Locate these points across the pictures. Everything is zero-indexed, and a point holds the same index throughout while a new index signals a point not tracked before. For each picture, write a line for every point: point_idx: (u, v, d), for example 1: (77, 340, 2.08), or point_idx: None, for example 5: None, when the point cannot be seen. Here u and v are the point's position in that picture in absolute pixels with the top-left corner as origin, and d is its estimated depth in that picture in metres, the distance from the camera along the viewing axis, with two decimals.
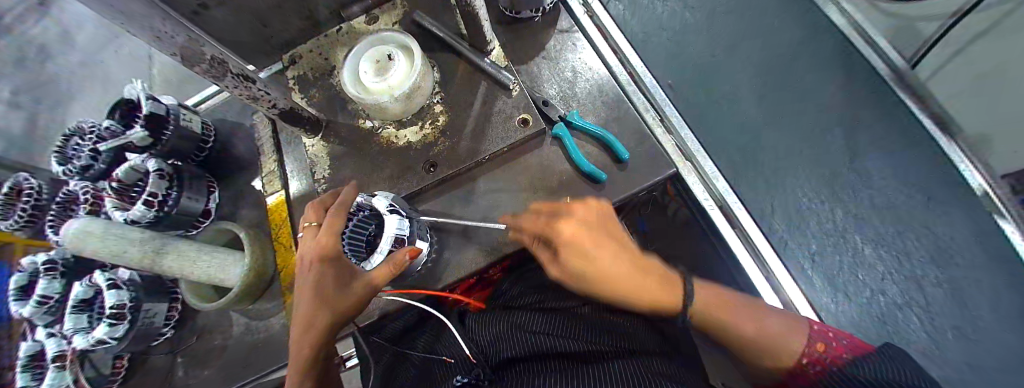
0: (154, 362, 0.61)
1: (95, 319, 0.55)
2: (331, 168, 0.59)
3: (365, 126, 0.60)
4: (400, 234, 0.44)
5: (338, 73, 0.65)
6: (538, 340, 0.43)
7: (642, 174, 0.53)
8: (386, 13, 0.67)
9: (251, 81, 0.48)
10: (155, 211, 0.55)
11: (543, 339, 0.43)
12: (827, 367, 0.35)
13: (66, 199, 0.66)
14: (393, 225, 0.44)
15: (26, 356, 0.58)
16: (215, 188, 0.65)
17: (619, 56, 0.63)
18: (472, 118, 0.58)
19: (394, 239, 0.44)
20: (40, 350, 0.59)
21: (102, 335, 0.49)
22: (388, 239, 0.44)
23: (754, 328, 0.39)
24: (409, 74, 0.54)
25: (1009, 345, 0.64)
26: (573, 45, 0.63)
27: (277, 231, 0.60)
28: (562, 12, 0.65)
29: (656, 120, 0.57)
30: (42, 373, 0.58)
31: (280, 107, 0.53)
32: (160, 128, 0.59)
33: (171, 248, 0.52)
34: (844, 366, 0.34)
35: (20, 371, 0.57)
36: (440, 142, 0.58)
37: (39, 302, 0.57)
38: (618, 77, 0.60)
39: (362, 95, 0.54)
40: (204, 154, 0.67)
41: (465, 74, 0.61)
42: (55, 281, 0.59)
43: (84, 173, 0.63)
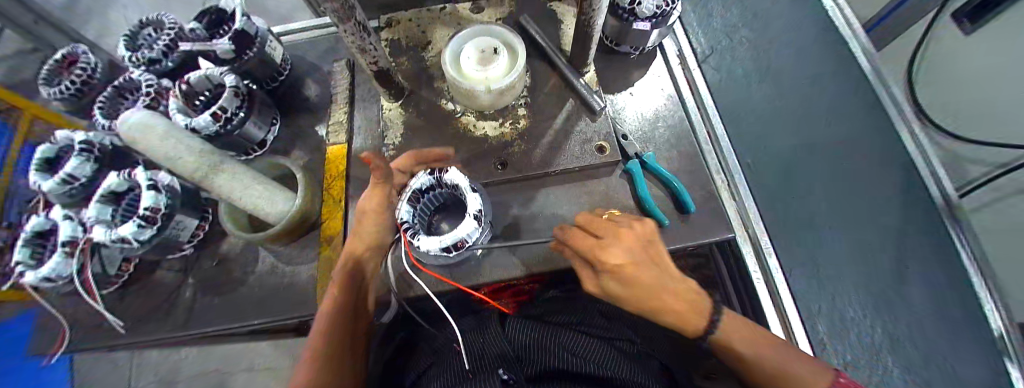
0: (160, 277, 0.58)
1: (120, 215, 0.52)
2: (403, 137, 0.59)
3: (447, 107, 0.61)
4: (465, 239, 0.42)
5: (432, 49, 0.65)
6: (573, 360, 0.40)
7: (702, 231, 0.54)
8: (492, 7, 0.69)
9: (366, 33, 0.48)
10: (218, 126, 0.53)
11: (581, 362, 0.40)
12: None
13: (122, 86, 0.64)
14: (465, 230, 0.42)
15: (34, 230, 0.53)
16: (277, 121, 0.64)
17: (701, 113, 0.65)
18: (553, 130, 0.59)
19: (458, 241, 0.42)
20: (50, 229, 0.55)
21: (127, 234, 0.47)
22: (452, 236, 0.42)
23: (778, 362, 0.39)
24: (509, 72, 0.56)
25: None
26: (661, 90, 0.65)
27: (330, 181, 0.60)
28: (657, 57, 0.67)
29: (725, 184, 0.59)
30: (43, 256, 0.53)
31: (378, 66, 0.53)
32: (246, 47, 0.59)
33: (231, 174, 0.51)
34: None
35: (21, 244, 0.52)
36: (515, 144, 0.58)
37: (64, 180, 0.54)
38: (697, 133, 0.62)
39: (459, 78, 0.55)
40: (274, 85, 0.66)
41: (554, 86, 0.62)
42: (87, 163, 0.55)
43: (152, 66, 0.62)
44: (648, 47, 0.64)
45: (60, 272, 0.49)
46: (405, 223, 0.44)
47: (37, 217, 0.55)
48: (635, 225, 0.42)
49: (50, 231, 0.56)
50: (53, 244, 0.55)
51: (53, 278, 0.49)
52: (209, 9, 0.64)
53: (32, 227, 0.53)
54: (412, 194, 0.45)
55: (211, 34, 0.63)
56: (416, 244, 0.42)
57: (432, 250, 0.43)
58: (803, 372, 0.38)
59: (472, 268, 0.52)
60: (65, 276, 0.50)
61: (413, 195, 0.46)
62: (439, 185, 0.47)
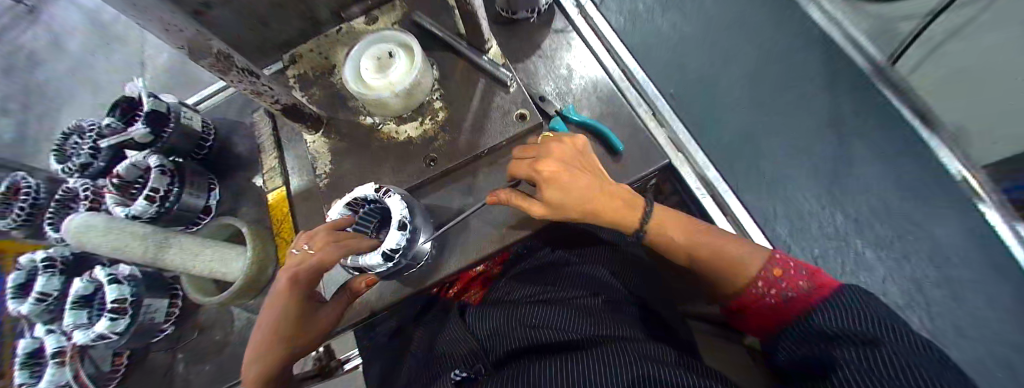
0: (154, 360, 0.60)
1: (96, 314, 0.54)
2: (333, 162, 0.60)
3: (366, 122, 0.61)
4: (397, 246, 0.44)
5: (338, 71, 0.66)
6: (532, 332, 0.43)
7: (634, 166, 0.55)
8: (387, 13, 0.69)
9: (255, 76, 0.49)
10: (156, 207, 0.55)
11: (542, 331, 0.43)
12: (766, 284, 0.41)
13: (65, 197, 0.65)
14: (393, 239, 0.43)
15: (26, 353, 0.56)
16: (215, 184, 0.65)
17: (612, 55, 0.66)
18: (471, 113, 0.59)
19: (390, 253, 0.43)
20: (40, 347, 0.58)
21: (102, 329, 0.49)
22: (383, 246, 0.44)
23: (711, 249, 0.46)
24: (409, 72, 0.56)
25: (974, 321, 0.70)
26: (567, 44, 0.65)
27: (278, 226, 0.61)
28: (557, 12, 0.67)
29: (649, 114, 0.59)
30: (40, 371, 0.57)
31: (283, 103, 0.54)
32: (163, 123, 0.60)
33: (178, 245, 0.53)
34: (779, 289, 0.40)
35: (19, 369, 0.55)
36: (439, 137, 0.59)
37: (38, 299, 0.56)
38: (611, 74, 0.62)
39: (363, 91, 0.56)
40: (204, 152, 0.67)
41: (463, 71, 0.62)
42: (54, 277, 0.58)
43: (84, 170, 0.64)
44: (542, 6, 0.63)
45: (56, 381, 0.52)
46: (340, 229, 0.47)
47: (25, 339, 0.57)
48: (526, 158, 0.47)
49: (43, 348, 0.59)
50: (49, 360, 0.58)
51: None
52: (119, 101, 0.65)
53: (23, 351, 0.56)
54: (355, 200, 0.48)
55: (129, 123, 0.64)
56: (361, 264, 0.44)
57: (372, 266, 0.45)
58: (745, 254, 0.44)
59: (430, 265, 0.55)
60: (62, 384, 0.53)
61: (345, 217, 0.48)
62: (358, 207, 0.49)
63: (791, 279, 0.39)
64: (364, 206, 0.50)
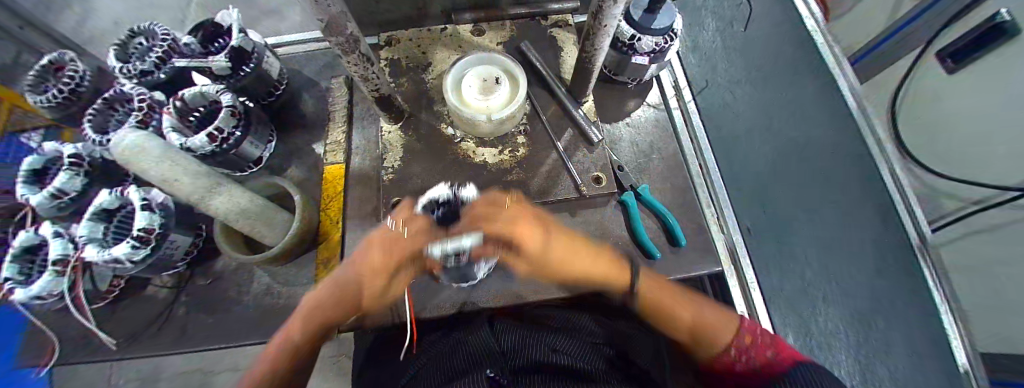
0: (149, 295, 0.57)
1: (111, 231, 0.49)
2: (402, 160, 0.59)
3: (447, 133, 0.61)
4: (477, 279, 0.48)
5: (433, 70, 0.66)
6: (557, 356, 0.39)
7: (691, 263, 0.57)
8: (495, 29, 0.69)
9: (370, 63, 0.47)
10: (213, 147, 0.51)
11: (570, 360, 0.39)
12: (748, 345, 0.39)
13: (114, 98, 0.59)
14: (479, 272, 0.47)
15: (22, 246, 0.50)
16: (274, 138, 0.63)
17: (694, 144, 0.67)
18: (552, 159, 0.60)
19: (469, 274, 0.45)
20: (39, 244, 0.52)
21: (121, 254, 0.44)
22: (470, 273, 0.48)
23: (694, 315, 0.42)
24: (510, 102, 0.56)
25: None
26: (656, 121, 0.67)
27: (328, 201, 0.60)
28: (652, 88, 0.69)
29: (714, 216, 0.61)
30: (32, 271, 0.50)
31: (381, 92, 0.53)
32: (243, 61, 0.57)
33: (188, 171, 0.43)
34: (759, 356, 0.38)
35: (9, 261, 0.49)
36: (513, 172, 0.59)
37: (53, 194, 0.52)
38: (689, 166, 0.64)
39: (461, 106, 0.55)
40: (271, 100, 0.65)
41: (554, 114, 0.63)
42: (77, 177, 0.53)
43: (142, 77, 0.59)
44: (645, 78, 0.65)
45: (49, 291, 0.46)
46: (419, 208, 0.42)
47: (25, 231, 0.51)
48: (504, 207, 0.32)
49: (41, 245, 0.52)
50: (43, 259, 0.52)
51: (41, 296, 0.47)
52: (204, 22, 0.61)
53: (20, 243, 0.50)
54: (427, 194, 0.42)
55: (206, 47, 0.60)
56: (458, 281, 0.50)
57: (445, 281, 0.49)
58: (717, 317, 0.42)
59: (468, 293, 0.55)
60: (55, 294, 0.48)
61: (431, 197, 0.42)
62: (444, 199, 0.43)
63: (759, 350, 0.39)
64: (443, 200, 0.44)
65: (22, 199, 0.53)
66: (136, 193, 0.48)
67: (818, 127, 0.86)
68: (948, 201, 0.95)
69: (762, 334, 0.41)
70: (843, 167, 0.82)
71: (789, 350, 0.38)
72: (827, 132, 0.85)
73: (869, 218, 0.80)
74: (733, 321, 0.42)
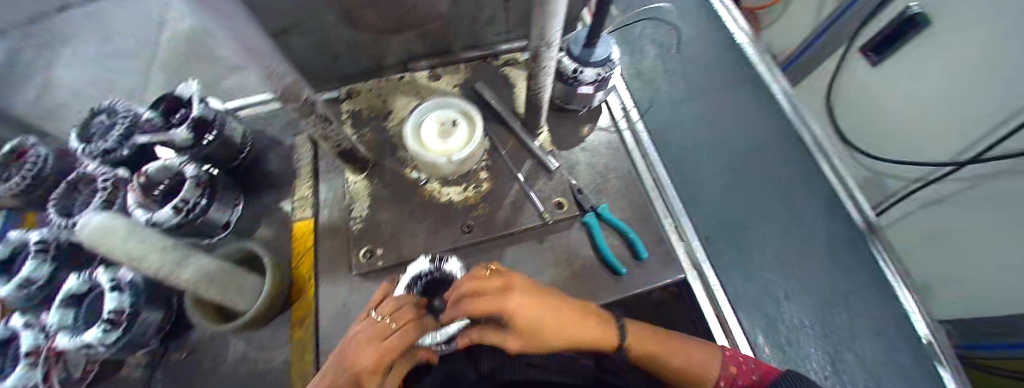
0: (130, 375, 0.57)
1: (82, 316, 0.50)
2: (370, 208, 0.61)
3: (411, 176, 0.64)
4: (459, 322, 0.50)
5: (393, 118, 0.69)
6: None
7: (656, 274, 0.59)
8: (450, 74, 0.73)
9: (328, 123, 0.50)
10: (180, 218, 0.52)
11: None
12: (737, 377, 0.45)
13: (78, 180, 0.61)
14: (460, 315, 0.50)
15: None
16: (241, 200, 0.64)
17: (647, 160, 0.71)
18: (515, 190, 0.63)
19: (450, 336, 0.43)
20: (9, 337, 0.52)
21: (93, 340, 0.45)
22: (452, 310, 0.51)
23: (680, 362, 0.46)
24: (467, 143, 0.60)
25: None
26: (609, 143, 0.71)
27: (300, 257, 0.61)
28: (602, 112, 0.74)
29: (672, 227, 0.65)
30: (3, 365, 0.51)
31: (343, 147, 0.56)
32: (205, 131, 0.59)
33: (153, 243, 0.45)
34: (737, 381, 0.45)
35: None
36: (479, 207, 0.62)
37: (21, 284, 0.52)
38: (644, 182, 0.68)
39: (420, 151, 0.58)
40: (236, 162, 0.66)
41: (513, 147, 0.67)
42: (44, 264, 0.54)
43: (106, 156, 0.59)
44: (594, 104, 0.70)
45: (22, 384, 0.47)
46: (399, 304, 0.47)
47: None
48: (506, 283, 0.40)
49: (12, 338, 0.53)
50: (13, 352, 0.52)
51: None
52: (165, 96, 0.64)
53: None
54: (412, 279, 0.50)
55: (167, 119, 0.61)
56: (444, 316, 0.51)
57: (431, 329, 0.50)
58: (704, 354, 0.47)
59: None
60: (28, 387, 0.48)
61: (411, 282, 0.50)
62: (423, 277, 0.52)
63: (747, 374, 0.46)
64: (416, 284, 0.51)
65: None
66: (105, 272, 0.49)
67: (763, 129, 0.92)
68: (891, 182, 1.02)
69: (744, 361, 0.48)
70: (789, 164, 0.88)
71: (767, 371, 0.46)
72: (772, 133, 0.91)
73: (821, 209, 0.85)
74: (716, 353, 0.48)
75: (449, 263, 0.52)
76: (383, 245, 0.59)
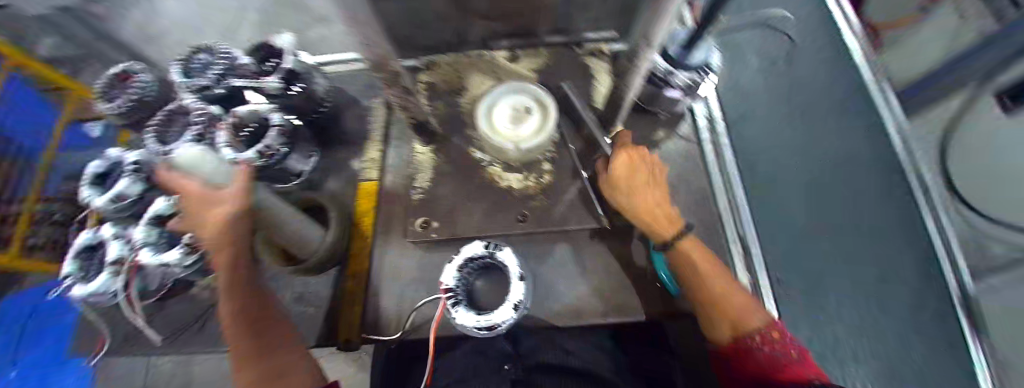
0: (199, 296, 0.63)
1: (166, 236, 0.56)
2: (433, 180, 0.62)
3: (475, 156, 0.63)
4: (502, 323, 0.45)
5: (466, 96, 0.68)
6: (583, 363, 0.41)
7: None
8: (530, 56, 0.70)
9: (409, 95, 0.51)
10: (263, 162, 0.56)
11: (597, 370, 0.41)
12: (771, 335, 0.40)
13: (174, 112, 0.67)
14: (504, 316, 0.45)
15: (84, 245, 0.59)
16: (316, 153, 0.67)
17: (726, 179, 0.66)
18: (578, 188, 0.60)
19: (492, 324, 0.45)
20: (97, 243, 0.60)
21: (172, 260, 0.53)
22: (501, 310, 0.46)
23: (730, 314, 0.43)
24: (539, 132, 0.58)
25: None
26: (685, 154, 0.66)
27: (361, 215, 0.64)
28: (685, 119, 0.69)
29: (739, 256, 0.60)
30: (90, 266, 0.59)
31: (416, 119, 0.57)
32: (293, 82, 0.62)
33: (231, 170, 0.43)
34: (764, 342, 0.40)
35: (71, 258, 0.58)
36: (538, 199, 0.61)
37: (115, 198, 0.59)
38: (717, 202, 0.63)
39: (491, 134, 0.58)
40: (317, 115, 0.69)
41: (584, 142, 0.64)
42: (138, 182, 0.60)
43: (203, 92, 0.64)
44: (679, 110, 0.65)
45: (104, 289, 0.54)
46: (450, 289, 0.49)
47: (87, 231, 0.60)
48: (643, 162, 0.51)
49: (100, 244, 0.60)
50: (99, 256, 0.60)
51: (97, 292, 0.55)
52: (262, 44, 0.67)
53: (81, 242, 0.59)
54: (464, 260, 0.51)
55: (262, 68, 0.66)
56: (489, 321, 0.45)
57: (468, 326, 0.46)
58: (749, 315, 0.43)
59: None
60: (108, 292, 0.55)
61: (464, 261, 0.51)
62: (468, 264, 0.51)
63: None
64: (468, 265, 0.52)
65: (87, 201, 0.60)
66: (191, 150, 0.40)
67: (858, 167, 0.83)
68: None
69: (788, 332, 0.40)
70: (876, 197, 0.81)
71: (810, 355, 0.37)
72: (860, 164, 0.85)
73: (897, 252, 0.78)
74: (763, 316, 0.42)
75: (500, 253, 0.50)
76: (440, 219, 0.60)
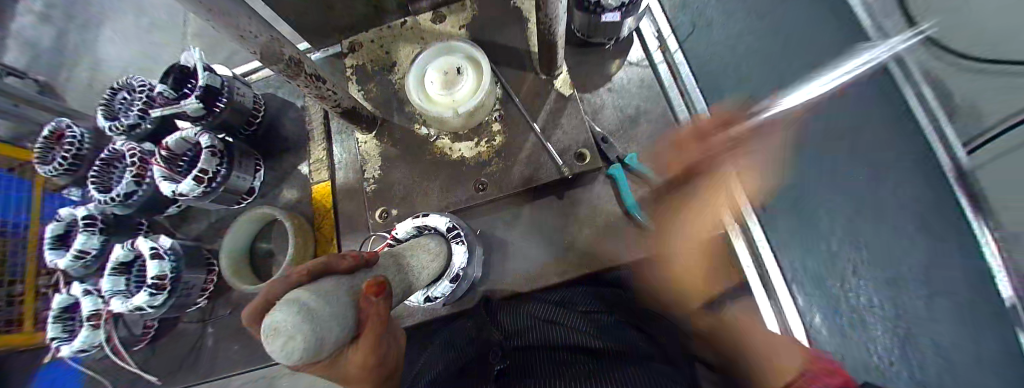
0: (183, 330, 0.63)
1: (132, 282, 0.55)
2: (382, 168, 0.60)
3: (422, 132, 0.60)
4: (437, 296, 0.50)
5: (398, 70, 0.64)
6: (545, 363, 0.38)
7: None
8: (456, 13, 0.65)
9: (321, 82, 0.47)
10: (203, 187, 0.54)
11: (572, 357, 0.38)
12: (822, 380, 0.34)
13: (109, 157, 0.63)
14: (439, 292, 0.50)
15: (60, 307, 0.58)
16: (261, 166, 0.64)
17: (686, 99, 0.62)
18: (531, 142, 0.57)
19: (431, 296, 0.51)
20: (72, 303, 0.60)
21: (141, 302, 0.51)
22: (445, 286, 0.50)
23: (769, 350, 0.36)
24: (476, 91, 0.54)
25: None
26: (640, 81, 0.62)
27: (321, 219, 0.62)
28: (633, 44, 0.64)
29: None
30: (72, 327, 0.59)
31: (343, 107, 0.53)
32: (215, 99, 0.58)
33: None
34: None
35: (53, 321, 0.58)
36: (493, 162, 0.57)
37: (78, 254, 0.58)
38: (681, 124, 0.59)
39: (425, 105, 0.54)
40: (252, 129, 0.66)
41: (530, 92, 0.60)
42: (94, 236, 0.59)
43: (130, 131, 0.61)
44: (622, 35, 0.60)
45: (90, 342, 0.57)
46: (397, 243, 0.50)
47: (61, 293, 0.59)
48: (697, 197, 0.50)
49: (77, 303, 0.60)
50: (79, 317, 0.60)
51: (86, 348, 0.57)
52: (172, 67, 0.62)
53: (57, 305, 0.58)
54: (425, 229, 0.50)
55: (180, 91, 0.61)
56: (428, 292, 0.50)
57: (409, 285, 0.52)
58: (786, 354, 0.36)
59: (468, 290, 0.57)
60: (95, 344, 0.58)
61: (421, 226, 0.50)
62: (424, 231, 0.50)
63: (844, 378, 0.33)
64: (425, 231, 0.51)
65: (51, 264, 0.60)
66: None
67: (818, 50, 0.80)
68: None
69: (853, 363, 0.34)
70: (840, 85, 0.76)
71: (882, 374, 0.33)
72: (826, 52, 0.79)
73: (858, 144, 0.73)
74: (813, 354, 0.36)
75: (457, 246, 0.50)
76: (399, 206, 0.58)
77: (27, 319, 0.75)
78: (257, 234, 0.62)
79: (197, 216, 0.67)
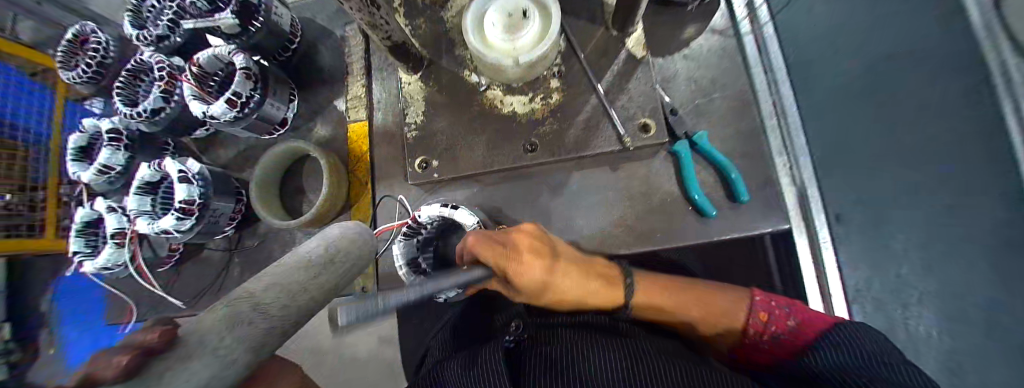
0: (208, 257, 0.63)
1: (159, 202, 0.54)
2: (425, 115, 0.55)
3: (471, 80, 0.55)
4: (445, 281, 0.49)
5: (451, 8, 0.57)
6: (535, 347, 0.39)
7: (752, 223, 0.50)
8: None
9: (375, 7, 0.41)
10: (236, 112, 0.50)
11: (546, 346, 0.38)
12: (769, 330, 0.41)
13: (136, 69, 0.59)
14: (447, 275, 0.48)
15: (84, 221, 0.58)
16: (295, 98, 0.60)
17: (768, 78, 0.55)
18: (592, 106, 0.52)
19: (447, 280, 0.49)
20: (97, 218, 0.59)
21: (168, 226, 0.49)
22: None
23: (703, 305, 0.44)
24: (541, 39, 0.48)
25: None
26: (720, 51, 0.55)
27: (356, 161, 0.59)
28: (718, 7, 0.56)
29: (786, 167, 0.52)
30: (95, 242, 0.59)
31: (393, 40, 0.47)
32: (251, 16, 0.53)
33: None
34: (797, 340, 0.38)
35: (76, 234, 0.57)
36: (547, 123, 0.53)
37: (102, 169, 0.57)
38: (759, 105, 0.53)
39: (483, 49, 0.48)
40: (287, 56, 0.61)
41: (597, 49, 0.53)
42: (118, 152, 0.57)
43: (159, 43, 0.57)
44: None
45: (116, 259, 0.56)
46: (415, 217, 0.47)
47: (84, 207, 0.59)
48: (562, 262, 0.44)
49: (100, 219, 0.60)
50: (103, 232, 0.59)
51: (111, 264, 0.57)
52: None
53: (81, 218, 0.58)
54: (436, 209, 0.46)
55: (213, 4, 0.56)
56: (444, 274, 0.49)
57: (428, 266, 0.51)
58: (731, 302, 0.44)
59: None
60: (120, 263, 0.58)
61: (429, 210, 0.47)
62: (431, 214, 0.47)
63: (781, 321, 0.41)
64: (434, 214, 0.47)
65: (74, 176, 0.59)
66: None
67: None
68: None
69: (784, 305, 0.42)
70: None
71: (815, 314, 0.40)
72: None
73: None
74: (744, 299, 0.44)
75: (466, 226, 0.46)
76: (440, 158, 0.54)
77: (50, 226, 0.74)
78: (289, 168, 0.59)
79: (226, 144, 0.64)
